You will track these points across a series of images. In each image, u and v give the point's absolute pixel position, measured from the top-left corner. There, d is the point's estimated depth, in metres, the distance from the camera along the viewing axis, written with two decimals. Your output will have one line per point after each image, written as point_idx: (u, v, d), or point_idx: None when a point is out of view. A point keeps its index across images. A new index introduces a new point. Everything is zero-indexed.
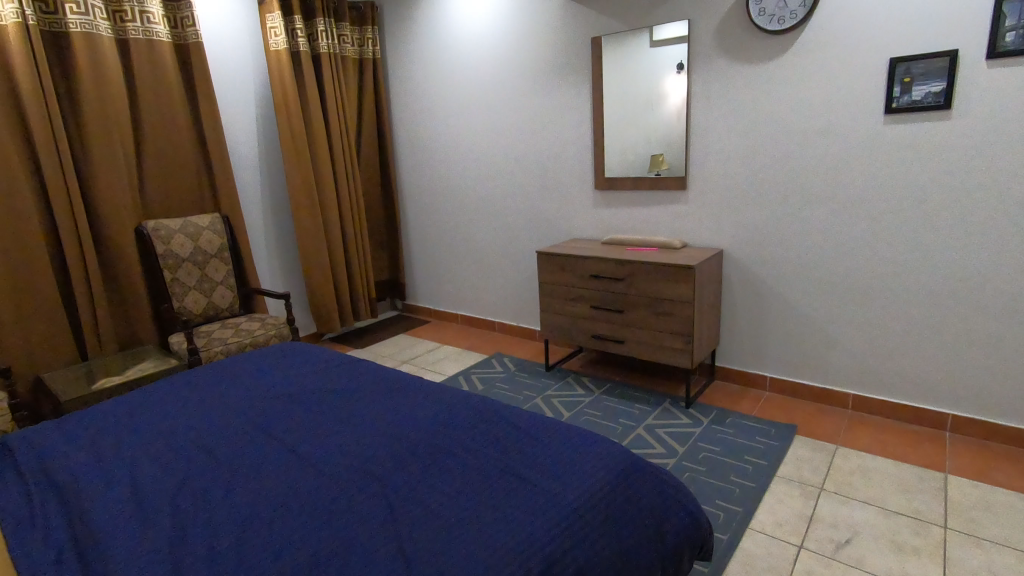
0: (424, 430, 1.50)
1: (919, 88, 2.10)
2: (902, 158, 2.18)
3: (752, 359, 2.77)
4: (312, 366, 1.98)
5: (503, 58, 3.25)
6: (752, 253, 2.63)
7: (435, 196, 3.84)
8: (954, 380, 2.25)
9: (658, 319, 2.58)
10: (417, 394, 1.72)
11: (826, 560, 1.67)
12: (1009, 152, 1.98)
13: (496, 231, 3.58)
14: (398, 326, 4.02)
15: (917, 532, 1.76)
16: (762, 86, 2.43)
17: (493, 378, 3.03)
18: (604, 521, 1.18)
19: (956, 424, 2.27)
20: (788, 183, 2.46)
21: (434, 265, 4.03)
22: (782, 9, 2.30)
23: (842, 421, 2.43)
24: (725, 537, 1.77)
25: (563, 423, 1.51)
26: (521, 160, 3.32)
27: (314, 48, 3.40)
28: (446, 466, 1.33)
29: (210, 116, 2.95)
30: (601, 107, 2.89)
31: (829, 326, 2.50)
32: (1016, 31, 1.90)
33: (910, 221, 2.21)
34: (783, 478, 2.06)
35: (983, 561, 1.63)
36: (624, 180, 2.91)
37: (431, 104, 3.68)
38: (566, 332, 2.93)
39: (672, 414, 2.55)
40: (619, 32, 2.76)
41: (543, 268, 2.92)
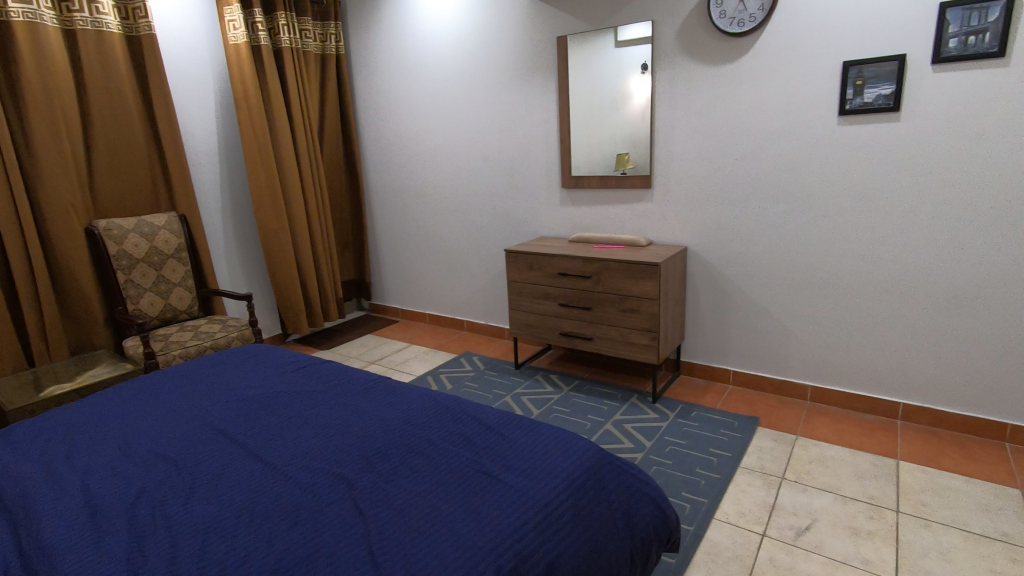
0: (392, 430, 1.49)
1: (870, 90, 2.17)
2: (855, 158, 2.26)
3: (716, 354, 2.83)
4: (275, 368, 1.94)
5: (468, 57, 3.24)
6: (715, 250, 2.69)
7: (403, 196, 3.81)
8: (906, 370, 2.35)
9: (625, 315, 2.61)
10: (385, 394, 1.71)
11: (787, 547, 1.72)
12: (953, 151, 2.08)
13: (464, 231, 3.57)
14: (367, 327, 3.97)
15: (872, 516, 1.83)
16: (724, 86, 2.49)
17: (462, 377, 3.02)
18: (573, 515, 1.20)
19: (907, 413, 2.37)
20: (748, 181, 2.52)
21: (402, 265, 4.00)
22: (742, 12, 2.35)
23: (802, 412, 2.51)
24: (691, 528, 1.81)
25: (532, 420, 1.52)
26: (488, 159, 3.32)
27: (276, 43, 3.32)
28: (414, 466, 1.32)
29: (165, 111, 2.85)
30: (568, 106, 2.91)
31: (788, 321, 2.57)
32: (959, 38, 1.99)
33: (863, 218, 2.30)
34: (746, 469, 2.11)
35: (932, 541, 1.71)
36: (591, 179, 2.94)
37: (397, 102, 3.64)
38: (535, 330, 2.94)
39: (639, 409, 2.59)
40: (584, 31, 2.78)
41: (511, 266, 2.92)
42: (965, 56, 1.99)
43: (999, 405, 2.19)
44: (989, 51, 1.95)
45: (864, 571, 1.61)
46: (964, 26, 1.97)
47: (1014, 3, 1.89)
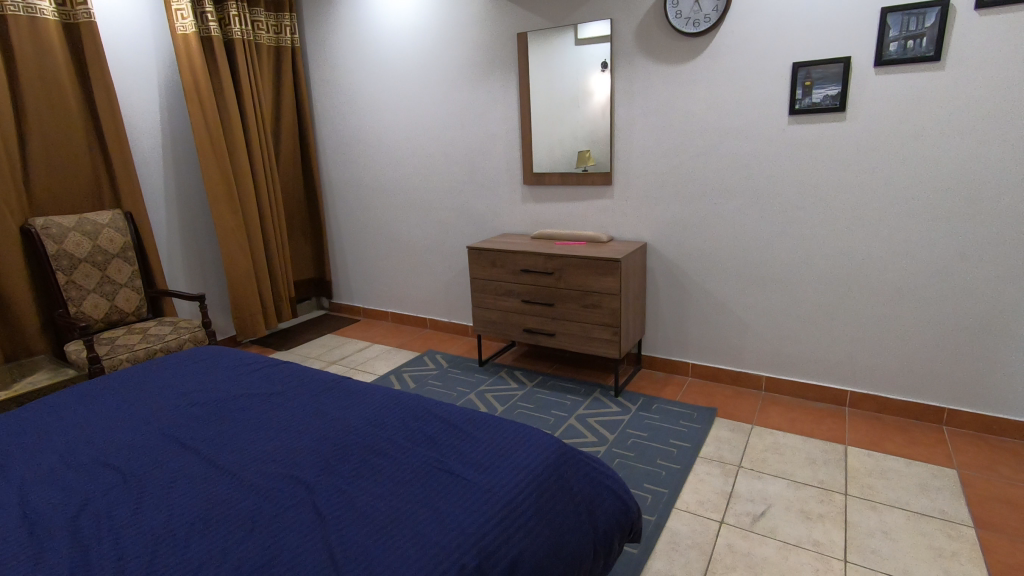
0: (352, 431, 1.46)
1: (818, 91, 2.26)
2: (804, 156, 2.35)
3: (675, 348, 2.89)
4: (230, 371, 1.88)
5: (428, 52, 3.21)
6: (673, 246, 2.74)
7: (362, 192, 3.74)
8: (853, 359, 2.45)
9: (588, 311, 2.64)
10: (346, 394, 1.68)
11: (743, 533, 1.78)
12: (895, 150, 2.18)
13: (426, 228, 3.53)
14: (326, 326, 3.89)
15: (822, 500, 1.91)
16: (681, 85, 2.54)
17: (425, 376, 3.00)
18: (536, 510, 1.20)
19: (854, 400, 2.48)
20: (704, 178, 2.58)
21: (362, 263, 3.93)
22: (697, 13, 2.40)
23: (757, 402, 2.60)
24: (652, 518, 1.85)
25: (494, 416, 1.52)
26: (449, 155, 3.30)
27: (226, 34, 3.21)
28: (376, 467, 1.30)
29: (106, 104, 2.71)
30: (528, 103, 2.91)
31: (744, 314, 2.65)
32: (898, 42, 2.08)
33: (812, 214, 2.38)
34: (705, 459, 2.17)
35: (878, 522, 1.80)
36: (552, 176, 2.96)
37: (355, 97, 3.57)
38: (498, 327, 2.94)
39: (601, 403, 2.62)
40: (544, 29, 2.79)
41: (474, 263, 2.91)
42: (905, 59, 2.08)
43: (937, 390, 2.31)
44: (926, 55, 2.05)
45: (816, 553, 1.68)
46: (903, 31, 2.07)
47: (948, 9, 1.99)
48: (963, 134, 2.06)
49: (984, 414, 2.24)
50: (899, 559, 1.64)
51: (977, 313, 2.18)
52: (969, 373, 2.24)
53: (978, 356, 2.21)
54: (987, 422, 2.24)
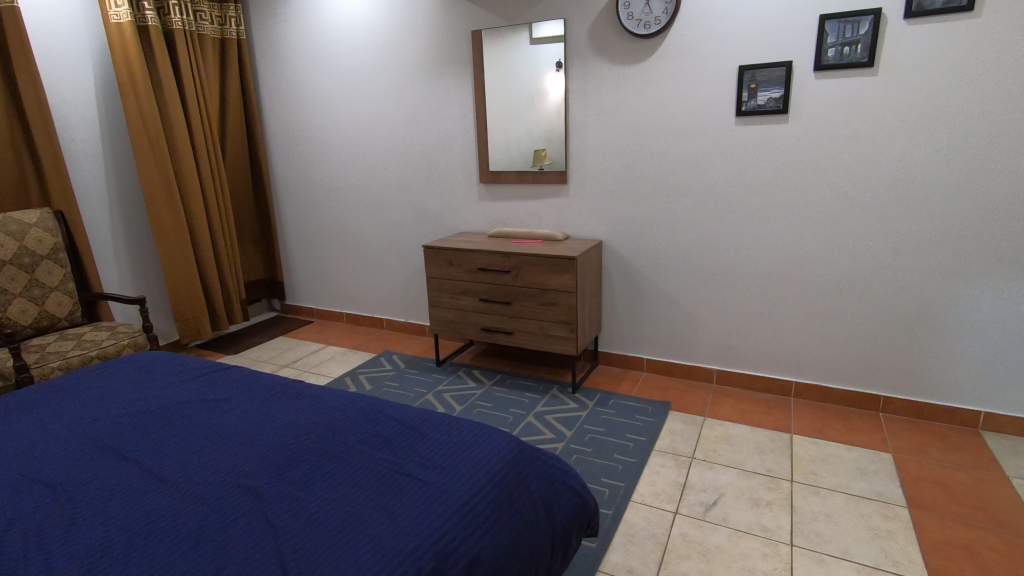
0: (305, 436, 1.42)
1: (762, 93, 2.34)
2: (750, 156, 2.43)
3: (630, 343, 2.95)
4: (173, 377, 1.80)
5: (381, 47, 3.15)
6: (628, 243, 2.79)
7: (315, 191, 3.65)
8: (797, 352, 2.56)
9: (544, 309, 2.65)
10: (297, 399, 1.63)
11: (697, 522, 1.83)
12: (834, 151, 2.28)
13: (381, 228, 3.48)
14: (278, 328, 3.77)
15: (770, 487, 1.98)
16: (634, 86, 2.58)
17: (382, 377, 2.95)
18: (494, 510, 1.20)
19: (798, 390, 2.60)
20: (657, 177, 2.64)
21: (315, 264, 3.83)
22: (648, 15, 2.45)
23: (709, 395, 2.68)
24: (610, 512, 1.88)
25: (452, 416, 1.51)
26: (404, 154, 3.25)
27: (165, 25, 3.06)
28: (329, 472, 1.27)
29: (37, 108, 2.57)
30: (484, 102, 2.91)
31: (695, 310, 2.73)
32: (836, 48, 2.19)
33: (758, 212, 2.47)
34: (659, 452, 2.22)
35: (821, 505, 1.88)
36: (508, 174, 2.96)
37: (304, 93, 3.48)
38: (455, 327, 2.92)
39: (559, 400, 2.65)
40: (498, 27, 2.79)
41: (430, 262, 2.88)
42: (841, 64, 2.19)
43: (873, 378, 2.45)
44: (860, 61, 2.16)
45: (765, 539, 1.74)
46: (840, 37, 2.17)
47: (880, 18, 2.10)
48: (895, 136, 2.18)
49: (916, 400, 2.39)
50: (841, 540, 1.73)
51: (908, 305, 2.31)
52: (902, 362, 2.38)
53: (910, 346, 2.35)
54: (918, 408, 2.38)
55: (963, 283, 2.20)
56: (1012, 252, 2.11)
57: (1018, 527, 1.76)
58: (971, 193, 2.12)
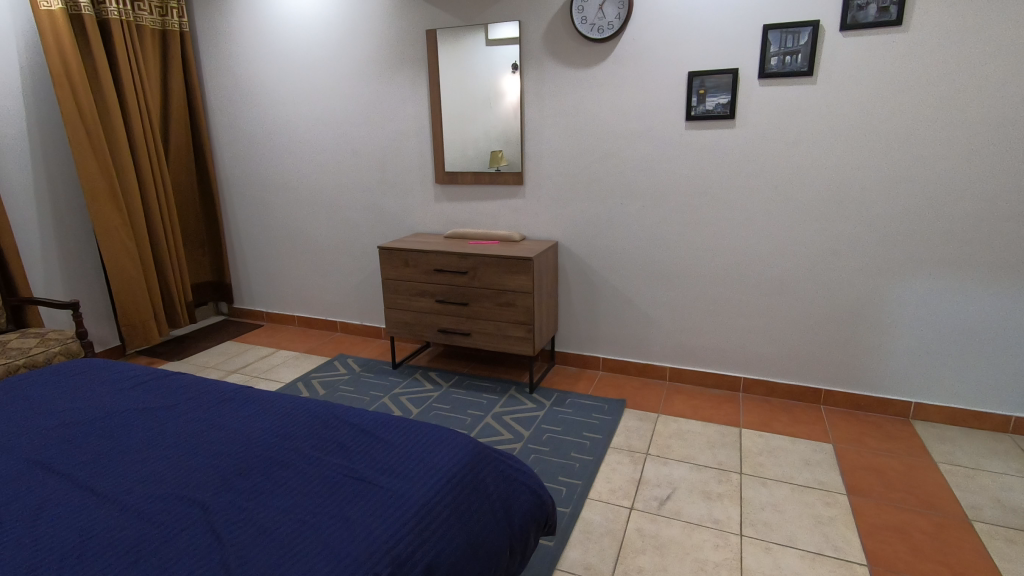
0: (255, 443, 1.37)
1: (711, 98, 2.41)
2: (700, 160, 2.51)
3: (586, 343, 2.99)
4: (111, 386, 1.70)
5: (333, 44, 3.08)
6: (583, 244, 2.83)
7: (264, 191, 3.53)
8: (745, 348, 2.66)
9: (502, 310, 2.66)
10: (247, 405, 1.57)
11: (652, 516, 1.87)
12: (778, 155, 2.38)
13: (335, 229, 3.40)
14: (226, 332, 3.63)
15: (721, 480, 2.05)
16: (588, 89, 2.62)
17: (336, 381, 2.88)
18: (452, 512, 1.19)
19: (746, 385, 2.69)
20: (612, 179, 2.68)
21: (265, 265, 3.72)
22: (601, 19, 2.49)
23: (662, 392, 2.74)
24: (567, 510, 1.89)
25: (409, 419, 1.49)
26: (358, 154, 3.19)
27: (100, 14, 2.90)
28: (280, 480, 1.23)
29: None
30: (439, 102, 2.89)
31: (649, 309, 2.79)
32: (778, 57, 2.28)
33: (707, 214, 2.56)
34: (616, 449, 2.26)
35: (768, 496, 1.96)
36: (464, 175, 2.95)
37: (252, 89, 3.37)
38: (412, 329, 2.89)
39: (517, 400, 2.65)
40: (454, 27, 2.77)
41: (385, 263, 2.84)
42: (783, 73, 2.29)
43: (815, 372, 2.56)
44: (801, 70, 2.26)
45: (716, 530, 1.80)
46: (783, 47, 2.27)
47: (818, 30, 2.21)
48: (833, 142, 2.29)
49: (854, 393, 2.52)
50: (786, 528, 1.80)
51: (846, 303, 2.44)
52: (841, 356, 2.50)
53: (848, 341, 2.48)
54: (856, 400, 2.52)
55: (896, 282, 2.34)
56: (938, 252, 2.25)
57: (944, 509, 1.88)
58: (902, 197, 2.25)
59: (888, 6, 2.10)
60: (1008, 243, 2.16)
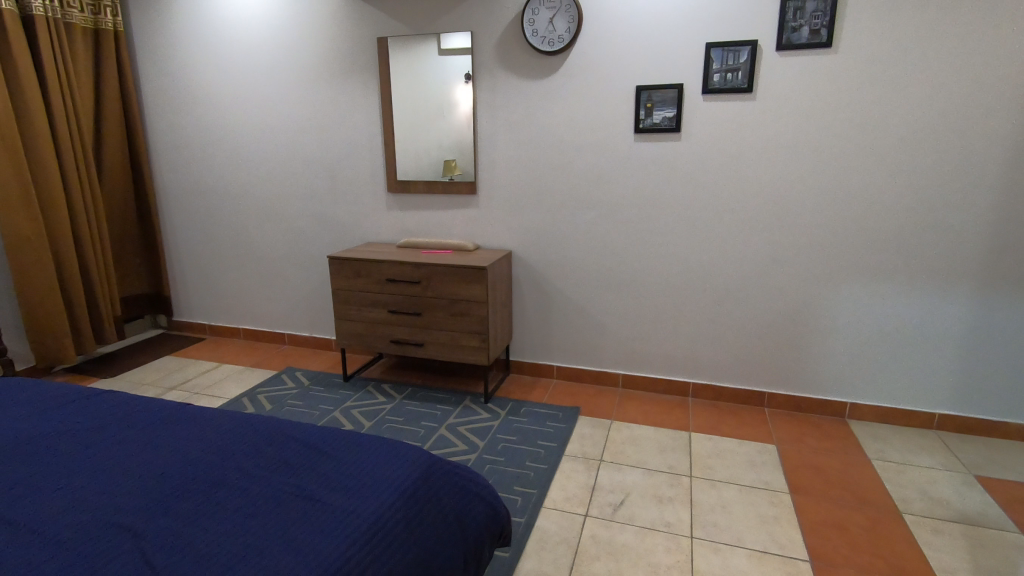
0: (194, 464, 1.30)
1: (657, 112, 2.49)
2: (648, 171, 2.58)
3: (540, 352, 3.00)
4: (34, 406, 1.58)
5: (279, 48, 3.00)
6: (536, 254, 2.85)
7: (206, 200, 3.40)
8: (694, 354, 2.73)
9: (455, 320, 2.64)
10: (186, 424, 1.49)
11: (606, 522, 1.88)
12: (722, 167, 2.48)
13: (282, 237, 3.30)
14: (164, 347, 3.45)
15: (672, 484, 2.10)
16: (539, 100, 2.65)
17: (284, 396, 2.78)
18: (403, 528, 1.16)
19: (695, 390, 2.77)
20: (563, 189, 2.72)
21: (207, 277, 3.56)
22: (552, 32, 2.53)
23: (615, 399, 2.78)
24: (522, 520, 1.89)
25: (359, 434, 1.45)
26: (307, 162, 3.11)
27: (23, 9, 2.73)
28: (220, 501, 1.17)
29: None
30: (390, 110, 2.86)
31: (601, 317, 2.84)
32: (720, 74, 2.38)
33: (656, 223, 2.63)
34: (570, 456, 2.27)
35: (716, 497, 2.02)
36: (417, 183, 2.93)
37: (192, 94, 3.24)
38: (363, 340, 2.82)
39: (471, 410, 2.63)
40: (406, 35, 2.76)
41: (336, 273, 2.78)
42: (725, 89, 2.38)
43: (760, 376, 2.66)
44: (741, 86, 2.36)
45: (667, 533, 1.83)
46: (724, 64, 2.37)
47: (756, 49, 2.32)
48: (772, 156, 2.40)
49: (795, 394, 2.63)
50: (734, 528, 1.86)
51: (786, 309, 2.55)
52: (782, 360, 2.61)
53: (788, 346, 2.59)
54: (797, 402, 2.63)
55: (831, 288, 2.47)
56: (868, 260, 2.39)
57: (878, 504, 1.98)
58: (835, 208, 2.38)
59: (819, 28, 2.23)
60: (929, 252, 2.32)
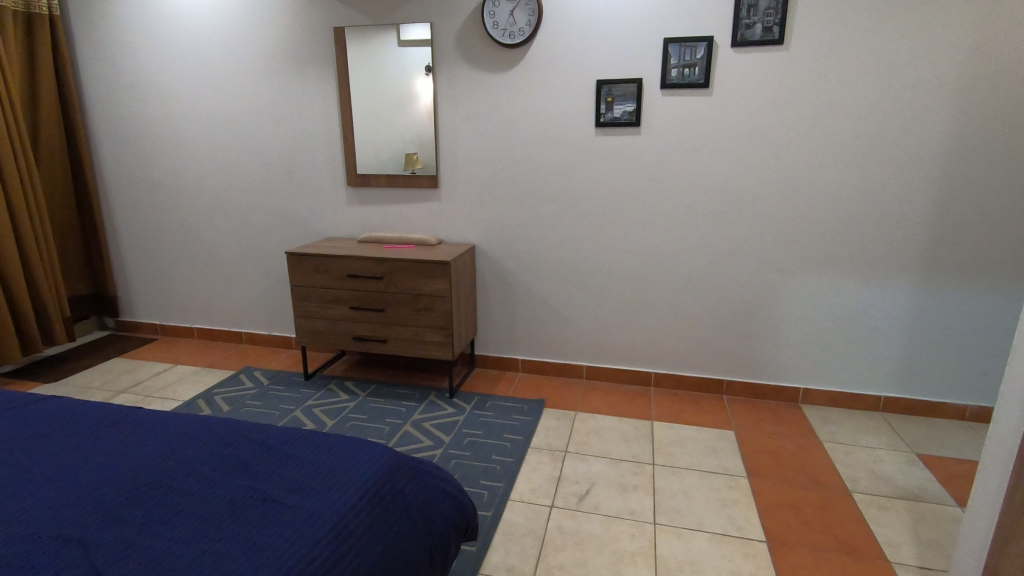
0: (147, 469, 1.25)
1: (617, 106, 2.52)
2: (609, 165, 2.61)
3: (505, 345, 3.01)
4: None
5: (230, 36, 2.89)
6: (500, 248, 2.85)
7: (156, 194, 3.26)
8: (655, 344, 2.79)
9: (419, 315, 2.61)
10: (138, 428, 1.43)
11: (571, 513, 1.91)
12: (681, 160, 2.52)
13: (237, 233, 3.19)
14: (113, 348, 3.30)
15: (635, 472, 2.14)
16: (501, 93, 2.64)
17: (242, 396, 2.70)
18: (368, 527, 1.15)
19: (657, 380, 2.83)
20: (526, 183, 2.72)
21: (158, 274, 3.42)
22: (513, 25, 2.52)
23: (580, 390, 2.82)
24: (489, 513, 1.89)
25: (320, 433, 1.42)
26: (263, 155, 3.02)
27: None
28: (176, 507, 1.13)
29: None
30: (349, 101, 2.80)
31: (565, 309, 2.86)
32: (678, 69, 2.42)
33: (617, 216, 2.66)
34: (536, 448, 2.29)
35: (678, 484, 2.07)
36: (378, 177, 2.88)
37: (138, 84, 3.09)
38: (325, 337, 2.77)
39: (436, 406, 2.62)
40: (363, 26, 2.70)
41: (294, 269, 2.71)
42: (683, 84, 2.42)
43: (718, 364, 2.74)
44: (698, 81, 2.41)
45: (632, 520, 1.87)
46: (682, 59, 2.41)
47: (712, 45, 2.37)
48: (728, 150, 2.46)
49: (751, 381, 2.72)
50: (695, 513, 1.91)
51: (742, 299, 2.63)
52: (739, 349, 2.70)
53: (745, 335, 2.67)
54: (754, 388, 2.72)
55: (784, 278, 2.55)
56: (819, 251, 2.49)
57: (830, 484, 2.07)
58: (788, 201, 2.46)
59: (771, 26, 2.29)
60: (874, 242, 2.42)
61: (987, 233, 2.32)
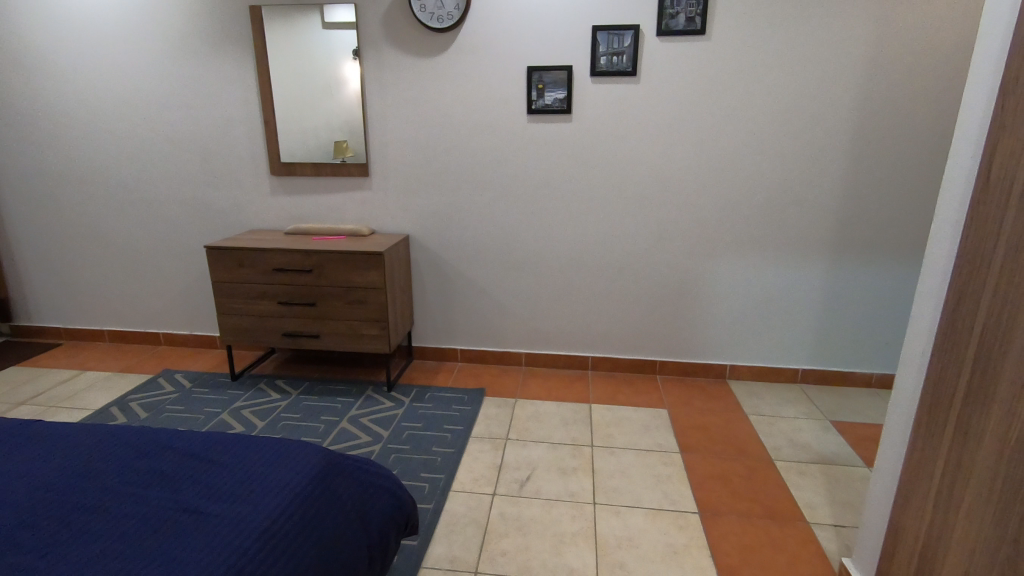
0: (48, 489, 1.14)
1: (549, 93, 2.52)
2: (542, 152, 2.61)
3: (443, 335, 2.98)
4: None
5: (130, 10, 2.65)
6: (435, 237, 2.81)
7: (51, 185, 2.97)
8: (592, 328, 2.85)
9: (352, 308, 2.53)
10: (37, 443, 1.30)
11: (514, 499, 1.92)
12: (611, 146, 2.56)
13: (149, 226, 2.97)
14: (9, 356, 3.01)
15: (574, 455, 2.18)
16: (431, 78, 2.58)
17: (161, 401, 2.53)
18: (300, 530, 1.11)
19: (595, 363, 2.89)
20: (460, 171, 2.69)
21: (59, 273, 3.13)
22: (440, 9, 2.46)
23: (519, 377, 2.84)
24: (430, 506, 1.87)
25: (247, 437, 1.35)
26: (175, 142, 2.81)
27: None
28: (83, 527, 1.04)
29: None
30: (270, 85, 2.65)
31: (502, 297, 2.86)
32: (606, 57, 2.45)
33: (552, 203, 2.67)
34: (476, 437, 2.29)
35: (616, 463, 2.13)
36: (304, 166, 2.75)
37: (25, 65, 2.79)
38: (252, 335, 2.64)
39: (374, 400, 2.56)
40: (282, 5, 2.55)
41: (215, 264, 2.55)
42: (612, 72, 2.46)
43: (651, 345, 2.83)
44: (626, 70, 2.45)
45: (572, 502, 1.90)
46: (609, 47, 2.43)
47: (638, 34, 2.41)
48: (656, 137, 2.53)
49: (682, 360, 2.84)
50: (633, 490, 1.97)
51: (673, 282, 2.72)
52: (671, 330, 2.80)
53: (676, 316, 2.77)
54: (685, 367, 2.84)
55: (711, 261, 2.67)
56: (742, 235, 2.61)
57: (754, 454, 2.19)
58: (713, 187, 2.56)
59: (694, 16, 2.36)
60: (791, 225, 2.57)
61: (888, 215, 2.51)
